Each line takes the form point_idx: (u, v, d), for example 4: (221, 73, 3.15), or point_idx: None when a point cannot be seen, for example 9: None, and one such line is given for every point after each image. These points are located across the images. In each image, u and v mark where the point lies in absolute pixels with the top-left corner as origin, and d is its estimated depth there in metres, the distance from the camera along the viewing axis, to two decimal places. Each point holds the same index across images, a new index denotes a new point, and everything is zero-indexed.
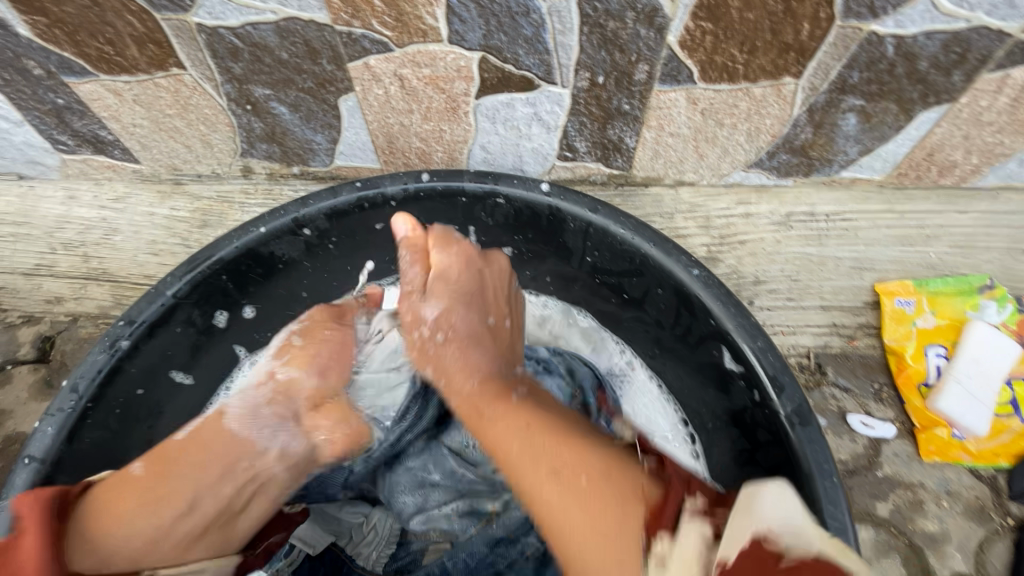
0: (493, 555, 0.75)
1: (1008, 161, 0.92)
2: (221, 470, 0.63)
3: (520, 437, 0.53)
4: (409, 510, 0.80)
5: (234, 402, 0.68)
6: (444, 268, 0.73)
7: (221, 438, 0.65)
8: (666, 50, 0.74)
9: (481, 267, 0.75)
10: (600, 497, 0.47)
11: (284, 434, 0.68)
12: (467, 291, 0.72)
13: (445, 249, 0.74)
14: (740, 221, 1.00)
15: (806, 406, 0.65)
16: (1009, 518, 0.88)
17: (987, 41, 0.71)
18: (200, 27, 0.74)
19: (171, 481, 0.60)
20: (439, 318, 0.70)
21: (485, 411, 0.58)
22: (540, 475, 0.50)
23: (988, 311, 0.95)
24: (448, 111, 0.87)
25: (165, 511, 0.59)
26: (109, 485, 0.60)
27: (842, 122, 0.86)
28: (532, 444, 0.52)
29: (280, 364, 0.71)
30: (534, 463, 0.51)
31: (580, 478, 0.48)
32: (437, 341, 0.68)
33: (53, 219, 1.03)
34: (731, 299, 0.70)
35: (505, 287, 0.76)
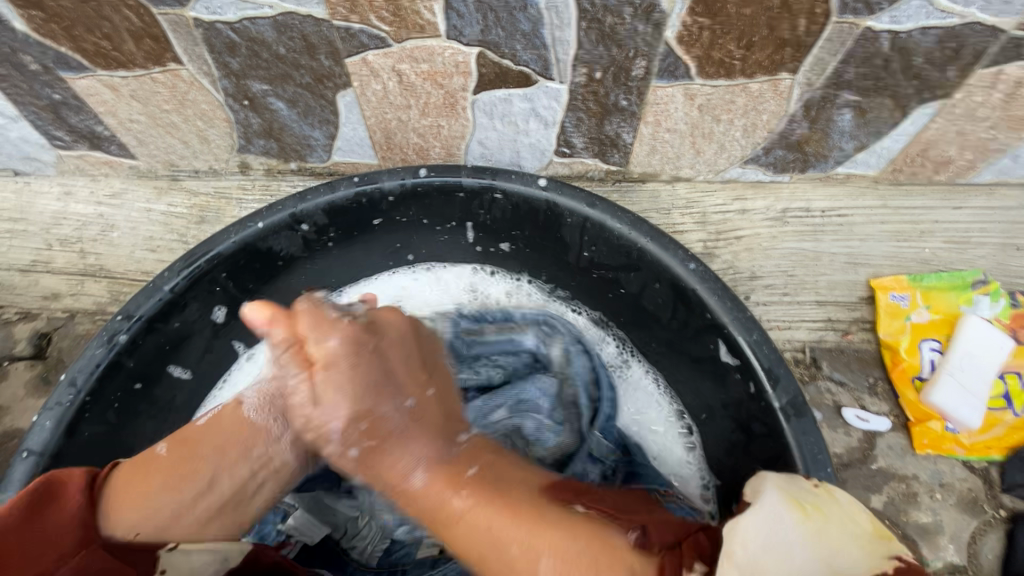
0: None
1: (1002, 157, 0.93)
2: (236, 453, 0.66)
3: (481, 537, 0.55)
4: (396, 514, 0.76)
5: (247, 393, 0.70)
6: (326, 360, 0.60)
7: (238, 423, 0.68)
8: (663, 45, 0.74)
9: (366, 353, 0.62)
10: (584, 573, 0.51)
11: (286, 429, 0.69)
12: (354, 372, 0.60)
13: (313, 335, 0.61)
14: (736, 217, 1.01)
15: (801, 398, 0.66)
16: (1002, 510, 0.89)
17: (980, 37, 0.72)
18: (197, 22, 0.74)
19: (190, 461, 0.65)
20: (347, 424, 0.60)
21: (439, 516, 0.57)
22: (521, 573, 0.52)
23: (981, 305, 0.96)
24: (446, 107, 0.87)
25: (185, 488, 0.63)
26: (134, 465, 0.64)
27: (838, 117, 0.86)
28: (500, 539, 0.54)
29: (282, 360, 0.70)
30: (505, 561, 0.53)
31: (558, 575, 0.51)
32: (353, 455, 0.61)
33: (49, 215, 1.02)
34: (727, 294, 0.71)
35: (414, 358, 0.66)
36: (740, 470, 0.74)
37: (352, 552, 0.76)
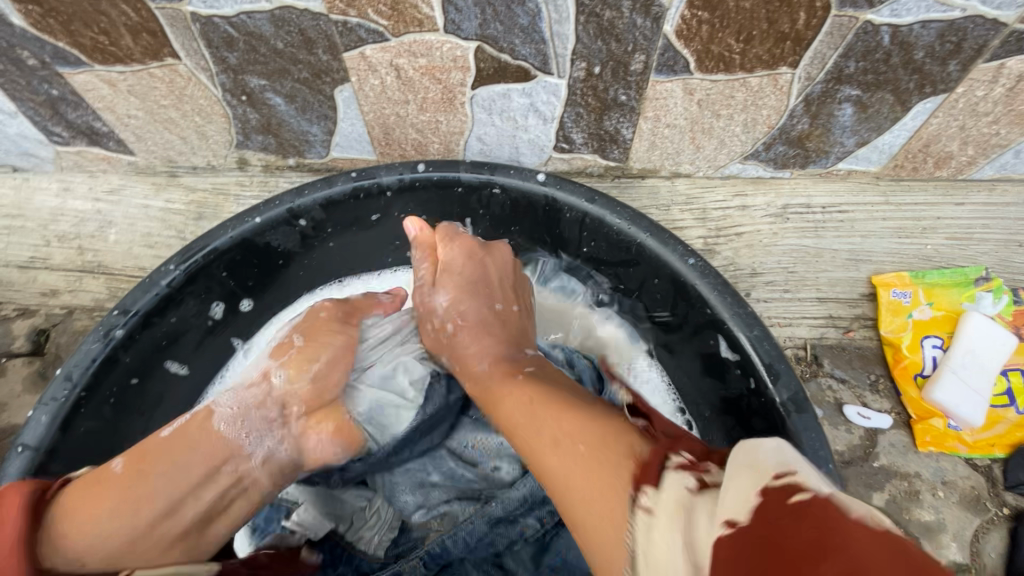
0: (493, 534, 0.73)
1: (1004, 152, 0.93)
2: (204, 472, 0.62)
3: (531, 409, 0.58)
4: (411, 507, 0.78)
5: (223, 401, 0.68)
6: (446, 260, 0.79)
7: (208, 437, 0.64)
8: (662, 39, 0.74)
9: (480, 252, 0.81)
10: (594, 461, 0.46)
11: (269, 438, 0.68)
12: (465, 269, 0.78)
13: (451, 245, 0.80)
14: (737, 213, 1.00)
15: (802, 394, 0.65)
16: (1005, 508, 0.88)
17: (982, 31, 0.71)
18: (194, 16, 0.73)
19: (150, 477, 0.59)
20: (450, 305, 0.76)
21: (503, 396, 0.62)
22: (544, 450, 0.51)
23: (984, 302, 0.95)
24: (444, 102, 0.87)
25: (138, 513, 0.57)
26: (85, 484, 0.58)
27: (838, 113, 0.86)
28: (537, 425, 0.54)
29: (276, 364, 0.73)
30: (536, 438, 0.54)
31: (577, 447, 0.49)
32: (457, 324, 0.75)
33: (48, 211, 1.02)
34: (727, 288, 0.70)
35: (511, 273, 0.81)
36: None
37: (359, 544, 0.75)
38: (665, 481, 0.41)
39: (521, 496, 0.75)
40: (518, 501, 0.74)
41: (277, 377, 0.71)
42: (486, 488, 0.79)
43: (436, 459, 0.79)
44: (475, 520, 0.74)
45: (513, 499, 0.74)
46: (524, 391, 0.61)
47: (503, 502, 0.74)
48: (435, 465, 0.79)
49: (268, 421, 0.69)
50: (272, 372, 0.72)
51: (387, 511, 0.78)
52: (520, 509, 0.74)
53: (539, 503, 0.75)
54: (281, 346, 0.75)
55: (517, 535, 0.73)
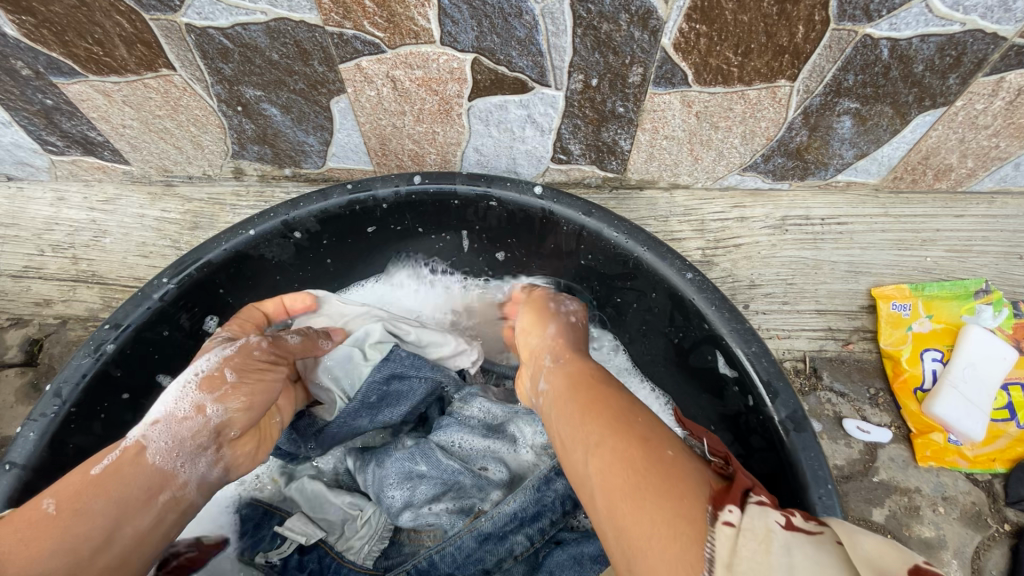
0: (481, 551, 0.71)
1: (1004, 165, 0.92)
2: (143, 497, 0.53)
3: (618, 403, 0.54)
4: (398, 505, 0.74)
5: (154, 435, 0.57)
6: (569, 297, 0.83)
7: (145, 468, 0.54)
8: (660, 52, 0.73)
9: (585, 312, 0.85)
10: (679, 471, 0.44)
11: (205, 463, 0.59)
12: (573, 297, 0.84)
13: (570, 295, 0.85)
14: (735, 224, 1.00)
15: (801, 412, 0.64)
16: (1006, 524, 0.87)
17: (982, 44, 0.71)
18: (189, 28, 0.73)
19: (89, 512, 0.49)
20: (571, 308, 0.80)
21: (583, 383, 0.59)
22: (626, 439, 0.48)
23: (983, 315, 0.94)
24: (441, 113, 0.86)
25: (79, 550, 0.47)
26: (8, 527, 0.48)
27: (837, 125, 0.85)
28: (624, 416, 0.51)
29: (210, 398, 0.61)
30: (621, 426, 0.50)
31: (667, 453, 0.46)
32: (571, 322, 0.76)
33: (42, 221, 1.02)
34: (725, 304, 0.69)
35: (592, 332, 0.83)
36: None
37: (347, 554, 0.72)
38: (752, 508, 0.40)
39: (511, 511, 0.72)
40: (509, 518, 0.72)
41: (214, 413, 0.60)
42: (477, 491, 0.76)
43: (425, 452, 0.78)
44: (463, 536, 0.71)
45: (504, 514, 0.72)
46: (600, 380, 0.59)
47: (492, 517, 0.71)
48: (424, 456, 0.77)
49: (200, 450, 0.59)
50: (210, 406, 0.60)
51: (378, 520, 0.75)
52: (510, 525, 0.72)
53: (529, 519, 0.73)
54: (210, 377, 0.62)
55: (505, 553, 0.72)
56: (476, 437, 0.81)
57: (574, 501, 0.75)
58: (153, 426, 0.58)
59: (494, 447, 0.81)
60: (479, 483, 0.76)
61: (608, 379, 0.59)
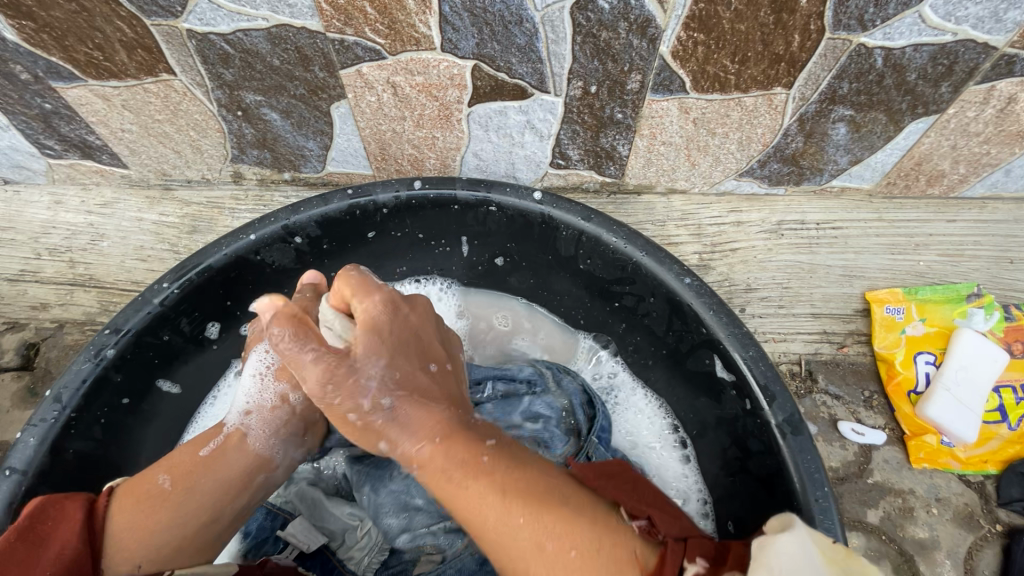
0: (482, 572, 0.68)
1: (995, 171, 0.94)
2: (241, 480, 0.64)
3: (497, 506, 0.48)
4: (395, 530, 0.73)
5: (251, 423, 0.68)
6: (370, 321, 0.57)
7: (244, 452, 0.65)
8: (658, 60, 0.74)
9: (407, 308, 0.61)
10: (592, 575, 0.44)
11: (293, 449, 0.70)
12: (385, 339, 0.57)
13: (359, 304, 0.58)
14: (732, 229, 1.01)
15: (798, 416, 0.65)
16: (998, 524, 0.88)
17: (973, 54, 0.72)
18: (190, 33, 0.73)
19: (196, 490, 0.60)
20: (383, 380, 0.56)
21: (453, 472, 0.51)
22: (524, 555, 0.46)
23: (976, 318, 0.95)
24: (441, 119, 0.87)
25: (188, 527, 0.59)
26: (132, 496, 0.59)
27: (832, 132, 0.86)
28: (513, 524, 0.47)
29: (290, 387, 0.71)
30: (516, 540, 0.46)
31: (569, 555, 0.45)
32: (387, 404, 0.55)
33: (39, 225, 1.02)
34: (723, 308, 0.70)
35: (439, 330, 0.66)
36: (736, 487, 0.73)
37: (349, 563, 0.73)
38: None
39: None
40: None
41: (295, 397, 0.71)
42: None
43: (419, 481, 0.75)
44: (463, 557, 0.69)
45: None
46: (459, 468, 0.51)
47: None
48: (419, 487, 0.75)
49: (291, 435, 0.70)
50: (291, 394, 0.71)
51: (377, 532, 0.75)
52: None
53: None
54: (281, 367, 0.72)
55: None
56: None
57: None
58: (247, 415, 0.69)
59: None
60: None
61: (478, 450, 0.52)
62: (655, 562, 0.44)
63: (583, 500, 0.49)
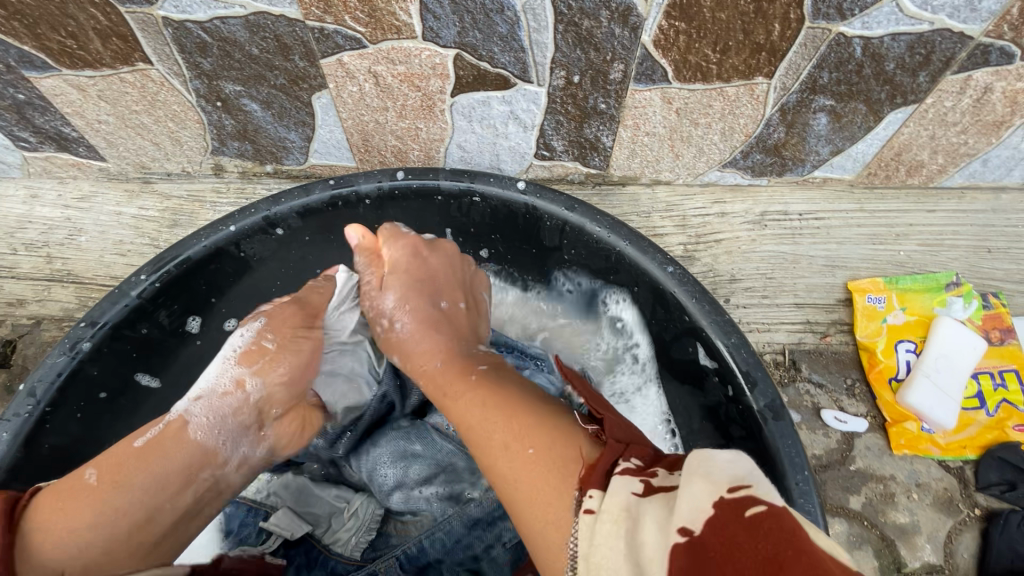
0: (470, 536, 0.70)
1: (972, 161, 0.95)
2: (182, 476, 0.58)
3: (476, 414, 0.51)
4: (389, 484, 0.75)
5: (196, 410, 0.62)
6: (398, 263, 0.72)
7: (183, 445, 0.59)
8: (640, 49, 0.74)
9: (425, 255, 0.73)
10: (542, 468, 0.43)
11: (247, 444, 0.63)
12: (412, 280, 0.71)
13: (398, 245, 0.73)
14: (716, 220, 1.02)
15: (780, 402, 0.65)
16: (976, 508, 0.89)
17: (949, 44, 0.73)
18: (166, 21, 0.72)
19: (126, 485, 0.54)
20: (396, 307, 0.69)
21: (446, 388, 0.58)
22: (494, 452, 0.47)
23: (954, 307, 0.98)
24: (424, 109, 0.86)
25: (121, 526, 0.53)
26: (57, 497, 0.53)
27: (813, 122, 0.87)
28: (489, 425, 0.49)
29: (249, 371, 0.64)
30: (485, 439, 0.48)
31: (526, 452, 0.45)
32: (398, 331, 0.68)
33: (15, 219, 1.00)
34: (705, 296, 0.70)
35: (460, 273, 0.74)
36: None
37: (335, 546, 0.72)
38: (612, 484, 0.39)
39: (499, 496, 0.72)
40: (496, 503, 0.71)
41: (253, 384, 0.64)
42: (468, 475, 0.76)
43: (419, 431, 0.78)
44: (452, 521, 0.70)
45: (491, 500, 0.71)
46: (453, 385, 0.57)
47: (481, 502, 0.71)
48: (418, 435, 0.77)
49: (243, 430, 0.63)
50: (246, 380, 0.64)
51: (366, 511, 0.75)
52: (498, 510, 0.71)
53: None
54: (248, 351, 0.65)
55: (494, 539, 0.71)
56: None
57: None
58: (196, 401, 0.63)
59: None
60: (471, 467, 0.76)
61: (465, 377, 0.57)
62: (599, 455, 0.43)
63: (556, 411, 0.50)
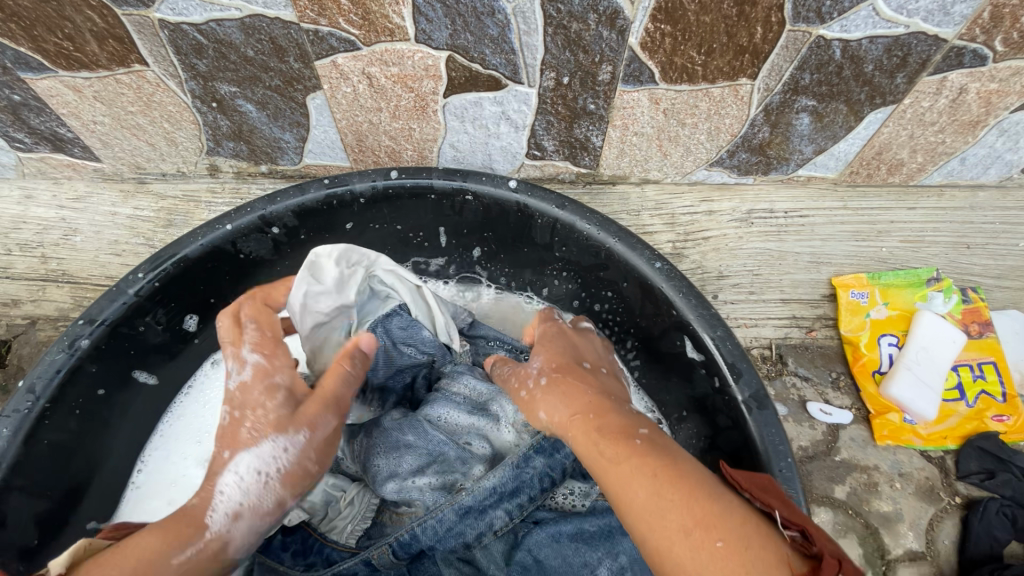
0: (462, 524, 0.70)
1: (950, 160, 0.98)
2: None
3: (645, 486, 0.49)
4: (383, 474, 0.74)
5: (235, 529, 0.55)
6: (546, 333, 0.74)
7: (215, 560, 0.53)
8: (628, 51, 0.76)
9: (573, 334, 0.74)
10: (741, 568, 0.42)
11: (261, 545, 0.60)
12: (554, 341, 0.72)
13: (544, 322, 0.77)
14: (704, 218, 1.04)
15: (763, 392, 0.67)
16: (957, 497, 0.92)
17: (925, 46, 0.76)
18: (162, 23, 0.73)
19: None
20: (544, 368, 0.68)
21: (599, 449, 0.54)
22: (669, 535, 0.46)
23: (936, 301, 1.00)
24: (417, 110, 0.88)
25: None
26: None
27: (797, 122, 0.89)
28: (663, 502, 0.47)
29: (291, 494, 0.58)
30: (659, 521, 0.47)
31: (717, 544, 0.44)
32: (544, 386, 0.65)
33: (9, 219, 1.00)
34: (692, 291, 0.73)
35: (602, 353, 0.74)
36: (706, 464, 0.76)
37: (331, 534, 0.74)
38: None
39: (491, 485, 0.71)
40: (488, 492, 0.70)
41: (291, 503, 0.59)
42: (460, 464, 0.75)
43: (412, 423, 0.77)
44: (444, 509, 0.69)
45: (483, 489, 0.70)
46: (615, 443, 0.53)
47: (473, 491, 0.70)
48: (411, 426, 0.77)
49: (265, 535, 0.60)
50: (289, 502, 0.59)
51: (361, 500, 0.76)
52: (490, 500, 0.70)
53: (508, 495, 0.71)
54: (291, 472, 0.58)
55: (485, 527, 0.70)
56: (462, 413, 0.80)
57: (552, 480, 0.74)
58: (232, 518, 0.55)
59: (480, 424, 0.80)
60: (462, 456, 0.76)
61: (629, 438, 0.53)
62: (809, 565, 0.43)
63: (738, 498, 0.48)
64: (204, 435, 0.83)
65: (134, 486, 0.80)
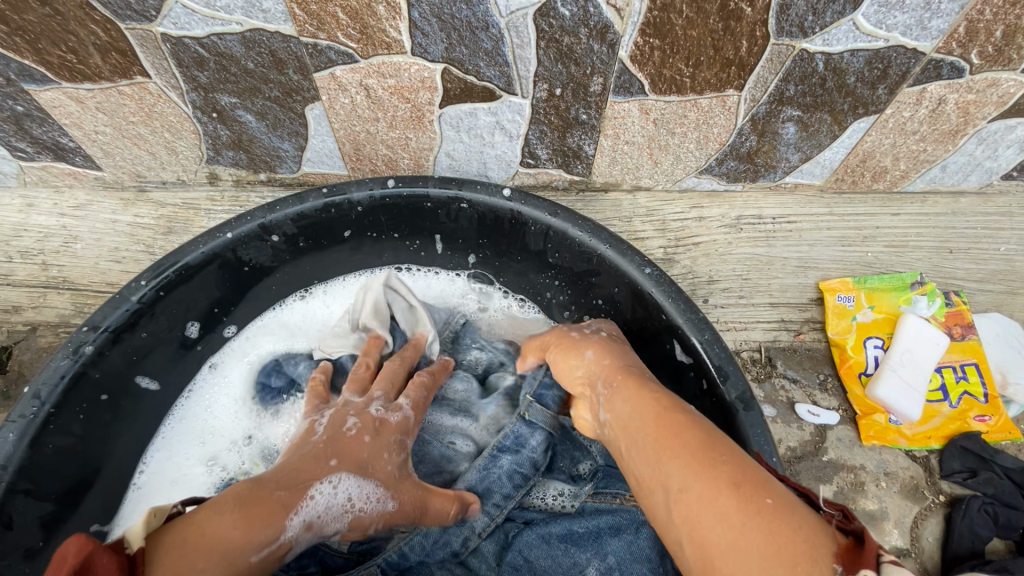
0: (446, 533, 0.72)
1: (932, 167, 1.01)
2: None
3: (696, 440, 0.49)
4: None
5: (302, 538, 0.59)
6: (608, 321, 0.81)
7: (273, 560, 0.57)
8: (619, 63, 0.79)
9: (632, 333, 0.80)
10: (788, 524, 0.41)
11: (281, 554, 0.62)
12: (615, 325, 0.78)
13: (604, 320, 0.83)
14: (694, 224, 1.06)
15: (749, 393, 0.69)
16: (941, 495, 0.94)
17: (904, 59, 0.79)
18: (164, 37, 0.75)
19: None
20: (600, 328, 0.75)
21: (652, 405, 0.55)
22: (716, 484, 0.44)
23: (919, 305, 1.03)
24: (413, 120, 0.90)
25: None
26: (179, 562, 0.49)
27: (782, 131, 0.92)
28: (713, 456, 0.47)
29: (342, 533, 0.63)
30: (708, 468, 0.46)
31: (766, 500, 0.43)
32: (599, 337, 0.72)
33: (10, 227, 1.01)
34: (681, 296, 0.75)
35: None
36: None
37: None
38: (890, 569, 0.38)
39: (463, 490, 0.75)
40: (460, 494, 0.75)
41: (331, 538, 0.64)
42: (445, 465, 0.79)
43: None
44: None
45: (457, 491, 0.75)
46: (671, 405, 0.54)
47: None
48: None
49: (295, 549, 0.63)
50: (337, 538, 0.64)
51: None
52: None
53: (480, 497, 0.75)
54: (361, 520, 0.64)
55: (468, 531, 0.72)
56: (445, 415, 0.83)
57: (523, 475, 0.76)
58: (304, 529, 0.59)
59: (462, 424, 0.83)
60: (444, 458, 0.80)
61: (684, 407, 0.54)
62: (851, 540, 0.41)
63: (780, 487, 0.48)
64: (206, 436, 0.85)
65: (136, 487, 0.81)
